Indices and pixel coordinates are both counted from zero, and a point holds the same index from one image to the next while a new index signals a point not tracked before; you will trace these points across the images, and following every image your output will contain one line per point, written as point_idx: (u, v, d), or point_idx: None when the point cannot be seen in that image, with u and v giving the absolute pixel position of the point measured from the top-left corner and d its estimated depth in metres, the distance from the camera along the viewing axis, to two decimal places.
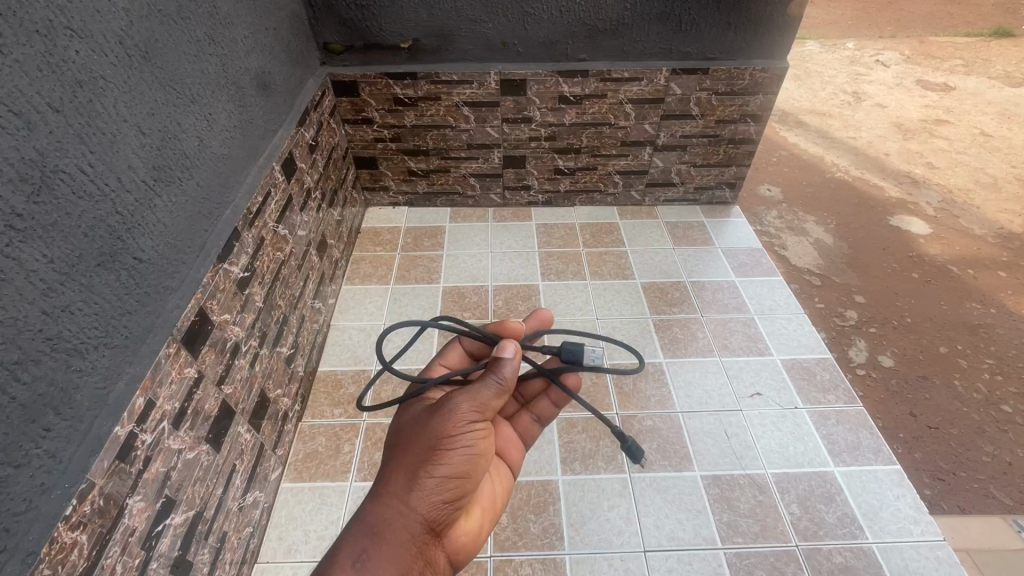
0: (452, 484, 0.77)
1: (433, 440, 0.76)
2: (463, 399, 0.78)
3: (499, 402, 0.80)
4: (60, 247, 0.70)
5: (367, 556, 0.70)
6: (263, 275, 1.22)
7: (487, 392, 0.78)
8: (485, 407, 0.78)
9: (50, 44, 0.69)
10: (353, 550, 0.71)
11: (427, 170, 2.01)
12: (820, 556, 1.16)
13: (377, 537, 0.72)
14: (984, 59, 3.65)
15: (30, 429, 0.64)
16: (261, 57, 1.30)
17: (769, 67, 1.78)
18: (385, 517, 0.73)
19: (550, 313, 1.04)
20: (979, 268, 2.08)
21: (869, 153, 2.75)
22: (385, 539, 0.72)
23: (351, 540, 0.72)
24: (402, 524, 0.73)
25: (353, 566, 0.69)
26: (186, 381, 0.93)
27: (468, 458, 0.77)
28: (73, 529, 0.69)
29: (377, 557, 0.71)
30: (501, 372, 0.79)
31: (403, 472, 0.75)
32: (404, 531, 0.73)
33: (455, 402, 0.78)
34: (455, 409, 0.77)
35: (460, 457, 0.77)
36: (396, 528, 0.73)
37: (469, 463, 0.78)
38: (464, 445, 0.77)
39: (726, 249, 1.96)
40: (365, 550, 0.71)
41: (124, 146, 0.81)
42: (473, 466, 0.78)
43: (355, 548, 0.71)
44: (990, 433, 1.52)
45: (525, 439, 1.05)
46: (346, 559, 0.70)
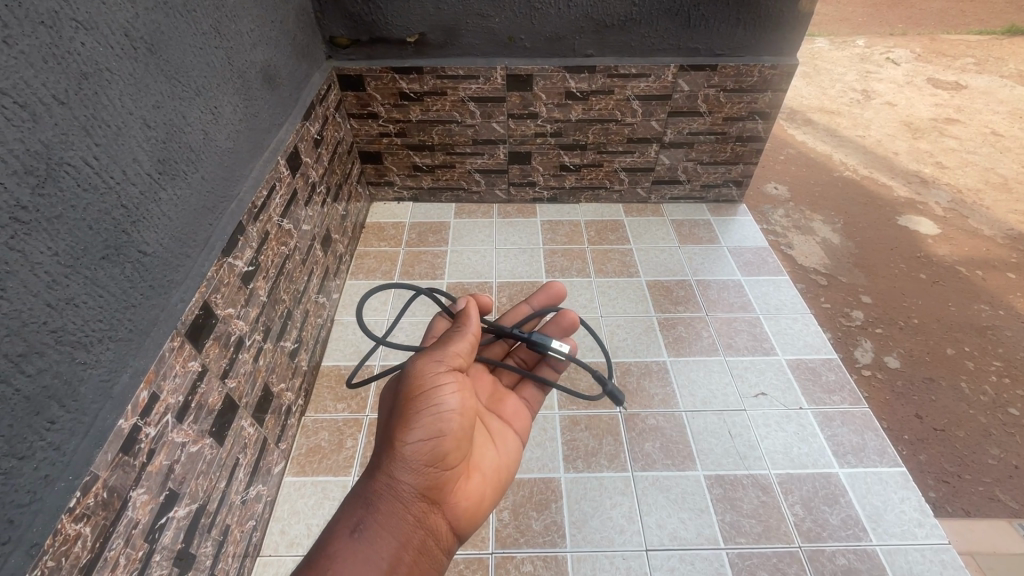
0: (431, 446, 0.78)
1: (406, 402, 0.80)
2: (429, 358, 0.85)
3: (466, 353, 0.90)
4: (65, 239, 0.70)
5: (363, 525, 0.74)
6: (267, 269, 1.22)
7: (459, 347, 0.89)
8: (451, 355, 0.87)
9: (56, 36, 0.69)
10: (350, 521, 0.75)
11: (432, 166, 2.01)
12: (823, 558, 1.15)
13: (369, 507, 0.75)
14: (996, 58, 3.60)
15: (34, 421, 0.64)
16: (267, 51, 1.30)
17: (778, 65, 1.76)
18: (376, 487, 0.76)
19: (559, 284, 1.21)
20: (988, 269, 2.06)
21: (877, 152, 2.72)
22: (378, 508, 0.75)
23: (347, 512, 0.76)
24: (392, 491, 0.76)
25: (351, 536, 0.73)
26: (190, 375, 0.93)
27: (441, 418, 0.79)
28: (76, 521, 0.69)
29: (372, 525, 0.74)
30: (464, 328, 0.92)
31: (386, 441, 0.79)
32: (393, 498, 0.76)
33: (421, 364, 0.84)
34: (422, 368, 0.83)
35: (433, 417, 0.79)
36: (385, 495, 0.76)
37: (443, 422, 0.79)
38: (438, 405, 0.79)
39: (732, 249, 1.94)
40: (361, 521, 0.74)
41: (130, 138, 0.81)
42: (451, 425, 0.80)
43: (352, 519, 0.75)
44: (996, 436, 1.51)
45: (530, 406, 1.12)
46: (344, 529, 0.74)
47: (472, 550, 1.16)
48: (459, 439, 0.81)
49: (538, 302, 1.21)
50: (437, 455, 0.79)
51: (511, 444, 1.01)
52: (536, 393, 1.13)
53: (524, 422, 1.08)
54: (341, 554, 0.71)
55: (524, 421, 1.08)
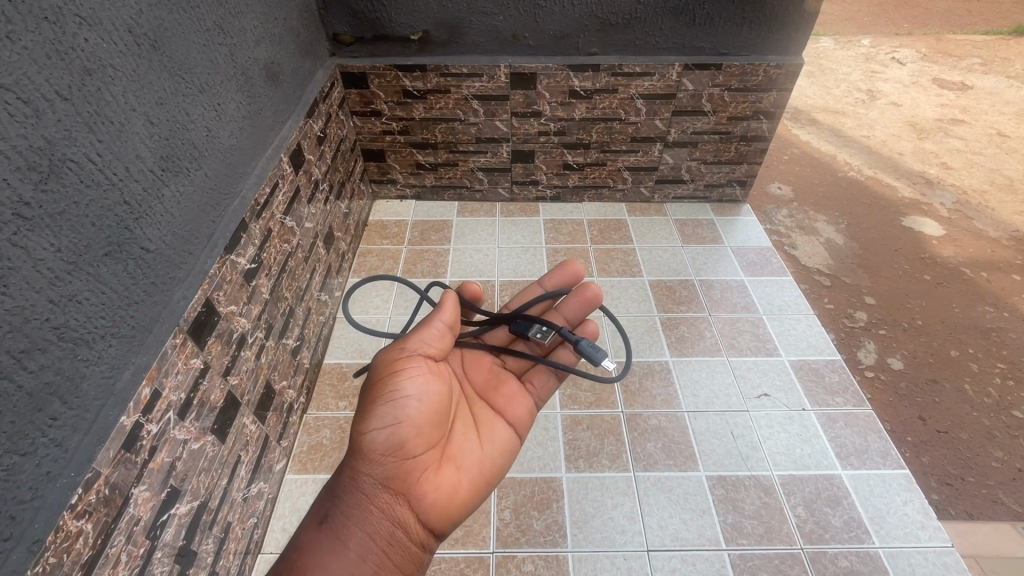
0: (388, 434, 0.82)
1: (367, 395, 0.87)
2: (390, 351, 0.93)
3: (433, 343, 0.96)
4: (68, 236, 0.69)
5: (330, 516, 0.79)
6: (270, 266, 1.22)
7: (424, 335, 0.96)
8: (415, 347, 0.93)
9: (59, 32, 0.69)
10: (319, 515, 0.80)
11: (435, 164, 2.00)
12: (825, 560, 1.15)
13: (334, 498, 0.80)
14: (1003, 58, 3.58)
15: (36, 417, 0.64)
16: (270, 47, 1.29)
17: (783, 64, 1.75)
18: (341, 480, 0.81)
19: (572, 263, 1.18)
20: (993, 270, 2.05)
21: (882, 152, 2.71)
22: (341, 499, 0.80)
23: (317, 508, 0.81)
24: (355, 481, 0.81)
25: (319, 528, 0.78)
26: (193, 371, 0.93)
27: (396, 405, 0.84)
28: (78, 518, 0.69)
29: (336, 516, 0.79)
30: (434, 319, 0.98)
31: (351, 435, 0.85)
32: (356, 488, 0.80)
33: (383, 357, 0.92)
34: (383, 363, 0.91)
35: (389, 405, 0.84)
36: (348, 486, 0.81)
37: (399, 408, 0.84)
38: (393, 393, 0.85)
39: (735, 249, 1.93)
40: (327, 514, 0.79)
41: (133, 135, 0.81)
42: (408, 409, 0.85)
43: (320, 514, 0.80)
44: (1000, 439, 1.50)
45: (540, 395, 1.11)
46: (314, 523, 0.79)
47: (473, 549, 1.16)
48: (419, 425, 0.85)
49: (552, 283, 1.19)
50: (397, 442, 0.83)
51: (500, 436, 1.00)
52: (548, 379, 1.12)
53: (519, 412, 1.05)
54: (309, 544, 0.76)
55: (521, 409, 1.06)
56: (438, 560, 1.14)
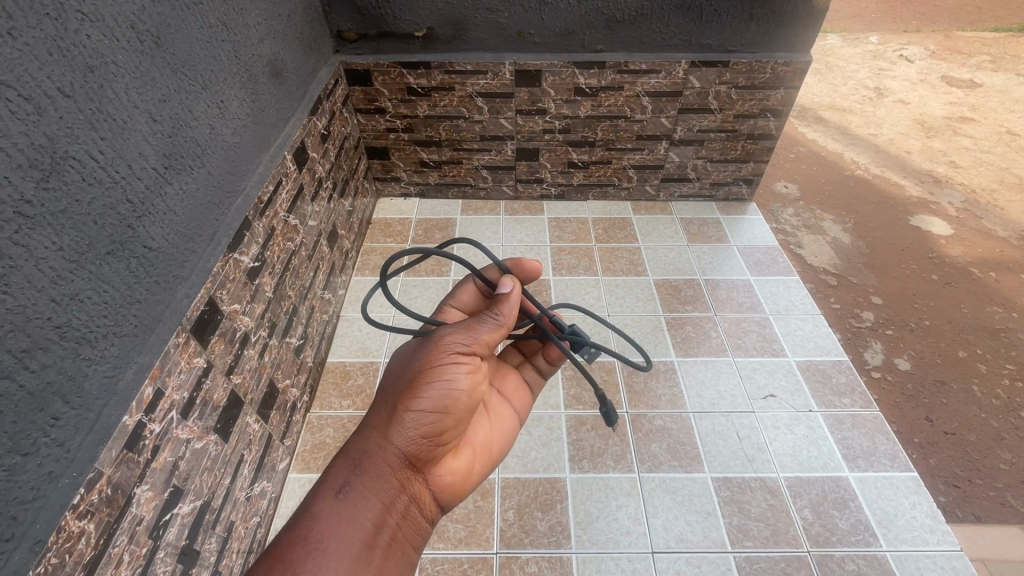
0: (432, 420, 0.78)
1: (416, 374, 0.78)
2: (452, 334, 0.82)
3: (494, 337, 0.85)
4: (70, 235, 0.69)
5: (348, 486, 0.73)
6: (273, 265, 1.22)
7: (483, 329, 0.84)
8: (477, 338, 0.82)
9: (61, 28, 0.68)
10: (335, 482, 0.73)
11: (439, 162, 1.99)
12: (832, 564, 1.14)
13: (358, 468, 0.74)
14: (1012, 56, 3.53)
15: (38, 417, 0.64)
16: (274, 44, 1.28)
17: (791, 61, 1.73)
18: (367, 449, 0.75)
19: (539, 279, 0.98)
20: (1002, 271, 2.02)
21: (890, 151, 2.68)
22: (366, 471, 0.74)
23: (334, 473, 0.74)
24: (384, 457, 0.75)
25: (335, 497, 0.72)
26: (195, 371, 0.92)
27: (449, 395, 0.78)
28: (80, 518, 0.69)
29: (358, 488, 0.73)
30: (498, 311, 0.85)
31: (384, 405, 0.78)
32: (382, 464, 0.75)
33: (446, 340, 0.81)
34: (443, 346, 0.80)
35: (442, 393, 0.78)
36: (374, 460, 0.75)
37: (450, 399, 0.78)
38: (445, 380, 0.78)
39: (741, 248, 1.92)
40: (347, 481, 0.73)
41: (136, 132, 0.80)
42: (457, 402, 0.79)
43: (338, 480, 0.73)
44: (1008, 441, 1.48)
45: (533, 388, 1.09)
46: (329, 490, 0.73)
47: (476, 549, 1.15)
48: (460, 416, 0.81)
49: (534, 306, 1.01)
50: (436, 429, 0.78)
51: (508, 422, 1.01)
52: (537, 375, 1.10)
53: (524, 401, 1.06)
54: (325, 513, 0.71)
55: (524, 399, 1.06)
56: (441, 560, 1.14)
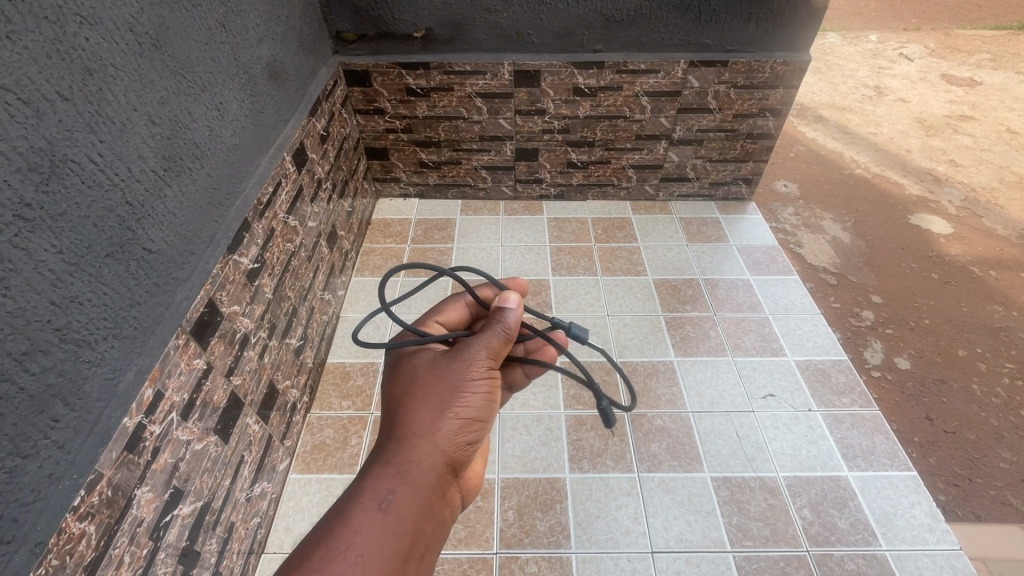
0: (469, 428, 0.77)
1: (451, 384, 0.77)
2: (476, 344, 0.80)
3: (507, 348, 0.83)
4: (69, 238, 0.69)
5: (392, 496, 0.69)
6: (273, 266, 1.22)
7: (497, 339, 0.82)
8: (497, 349, 0.81)
9: (60, 31, 0.69)
10: (378, 492, 0.68)
11: (438, 162, 1.99)
12: (832, 563, 1.14)
13: (400, 477, 0.70)
14: (1012, 54, 3.53)
15: (39, 420, 0.64)
16: (273, 46, 1.29)
17: (790, 60, 1.73)
18: (408, 457, 0.72)
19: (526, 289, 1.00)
20: (1002, 269, 2.02)
21: (890, 150, 2.68)
22: (411, 479, 0.70)
23: (373, 482, 0.69)
24: (425, 465, 0.72)
25: (378, 507, 0.67)
26: (195, 372, 0.93)
27: (482, 404, 0.78)
28: (81, 520, 0.69)
29: (401, 498, 0.69)
30: (507, 322, 0.83)
31: (419, 412, 0.75)
32: (425, 472, 0.72)
33: (471, 349, 0.79)
34: (471, 355, 0.79)
35: (477, 401, 0.78)
36: (419, 468, 0.72)
37: (482, 408, 0.78)
38: (481, 388, 0.78)
39: (741, 248, 1.92)
40: (390, 491, 0.69)
41: (135, 135, 0.81)
42: (489, 411, 0.79)
43: (381, 488, 0.68)
44: (1008, 440, 1.48)
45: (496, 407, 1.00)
46: (371, 500, 0.67)
47: (476, 549, 1.16)
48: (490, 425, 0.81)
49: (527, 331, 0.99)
50: (471, 437, 0.78)
51: None
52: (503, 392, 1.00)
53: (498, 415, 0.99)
54: (369, 525, 0.65)
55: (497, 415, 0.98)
56: (441, 560, 1.14)
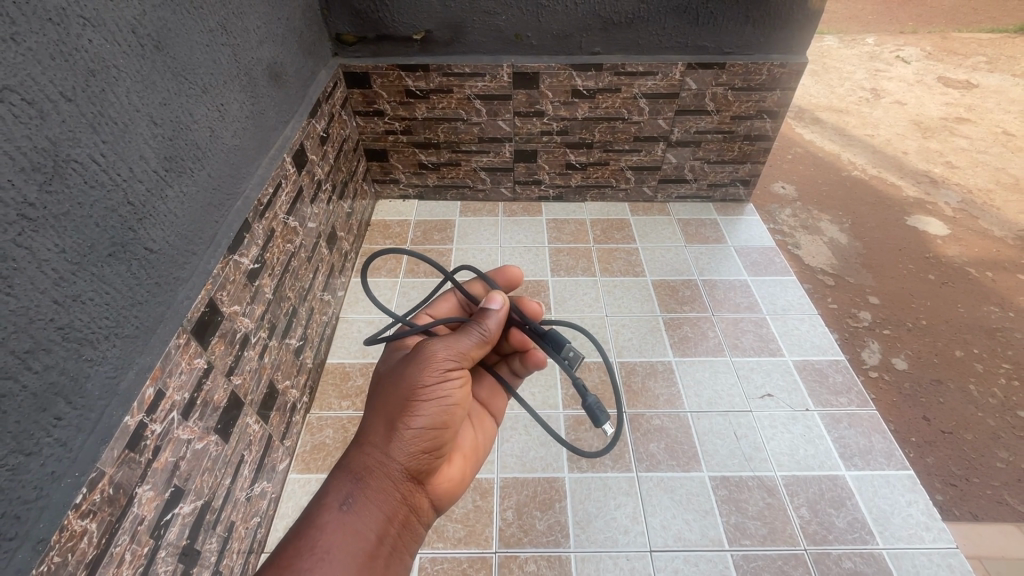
0: (434, 433, 0.77)
1: (410, 388, 0.75)
2: (440, 347, 0.78)
3: (481, 351, 0.81)
4: (72, 237, 0.70)
5: (352, 498, 0.71)
6: (273, 266, 1.22)
7: (468, 341, 0.80)
8: (463, 353, 0.79)
9: (63, 33, 0.69)
10: (339, 494, 0.71)
11: (437, 164, 2.00)
12: (829, 561, 1.15)
13: (360, 481, 0.72)
14: (1009, 57, 3.55)
15: (41, 417, 0.65)
16: (274, 48, 1.29)
17: (787, 63, 1.74)
18: (369, 461, 0.73)
19: (518, 273, 0.96)
20: (998, 270, 2.04)
21: (887, 152, 2.70)
22: (370, 483, 0.73)
23: (335, 485, 0.72)
24: (386, 470, 0.74)
25: (340, 509, 0.70)
26: (196, 372, 0.93)
27: (448, 409, 0.77)
28: (82, 517, 0.69)
29: (362, 501, 0.71)
30: (484, 325, 0.81)
31: (382, 419, 0.76)
32: (387, 476, 0.74)
33: (434, 352, 0.77)
34: (432, 361, 0.77)
35: (439, 407, 0.76)
36: (379, 473, 0.73)
37: (446, 414, 0.77)
38: (441, 395, 0.76)
39: (738, 248, 1.93)
40: (351, 493, 0.72)
41: (136, 136, 0.81)
42: (451, 417, 0.78)
43: (341, 492, 0.71)
44: (1005, 440, 1.49)
45: (493, 410, 1.02)
46: (333, 502, 0.71)
47: (475, 549, 1.16)
48: (454, 428, 0.80)
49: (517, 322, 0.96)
50: (437, 440, 0.77)
51: (487, 426, 1.00)
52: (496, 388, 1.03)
53: (500, 405, 1.03)
54: (329, 526, 0.68)
55: (501, 403, 1.03)
56: (440, 559, 1.14)
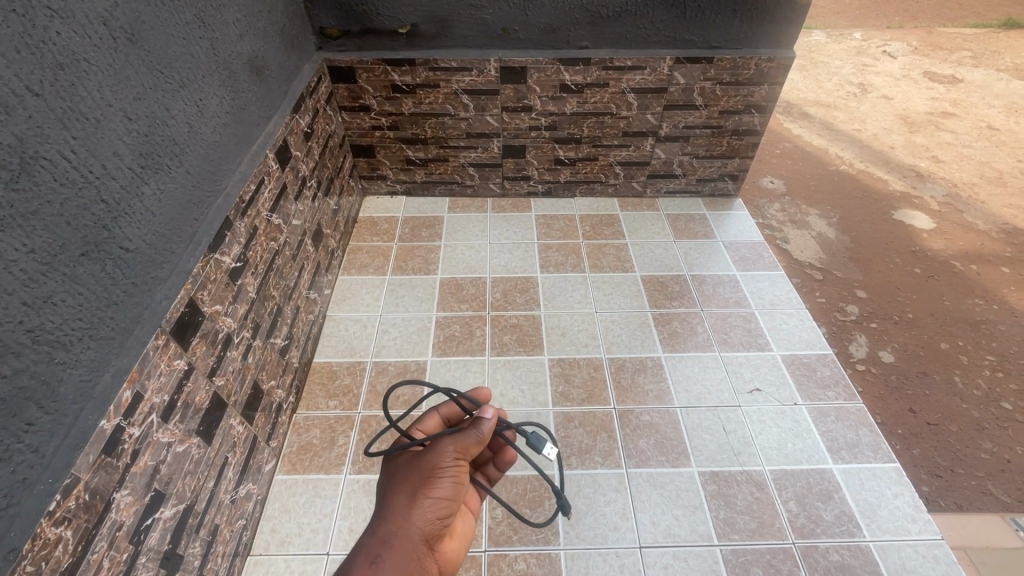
0: (450, 504, 0.77)
1: (427, 469, 0.78)
2: (449, 440, 0.81)
3: (481, 450, 0.83)
4: (41, 237, 0.67)
5: (380, 558, 0.69)
6: (256, 265, 1.20)
7: (472, 439, 0.81)
8: (471, 446, 0.81)
9: (29, 24, 0.67)
10: (367, 556, 0.69)
11: (425, 160, 1.98)
12: (817, 554, 1.15)
13: (386, 545, 0.71)
14: (993, 52, 3.59)
15: (11, 423, 0.63)
16: (255, 41, 1.27)
17: (775, 57, 1.74)
18: (392, 527, 0.73)
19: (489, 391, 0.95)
20: (982, 263, 2.06)
21: (873, 146, 2.71)
22: (394, 548, 0.71)
23: (362, 548, 0.70)
24: (408, 536, 0.72)
25: (366, 569, 0.67)
26: (176, 373, 0.91)
27: (461, 488, 0.79)
28: (56, 525, 0.68)
29: (388, 565, 0.69)
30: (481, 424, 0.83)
31: (402, 494, 0.76)
32: (407, 542, 0.72)
33: (441, 444, 0.80)
34: (443, 447, 0.80)
35: (454, 483, 0.78)
36: (401, 539, 0.72)
37: (459, 488, 0.78)
38: (454, 472, 0.78)
39: (727, 243, 1.93)
40: (379, 555, 0.69)
41: (109, 132, 0.79)
42: (462, 494, 0.79)
43: (371, 552, 0.69)
44: (989, 430, 1.51)
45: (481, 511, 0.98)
46: (361, 563, 0.68)
47: None
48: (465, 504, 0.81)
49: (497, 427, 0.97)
50: (454, 514, 0.78)
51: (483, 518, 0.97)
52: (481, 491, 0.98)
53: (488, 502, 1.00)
54: None
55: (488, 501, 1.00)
56: None
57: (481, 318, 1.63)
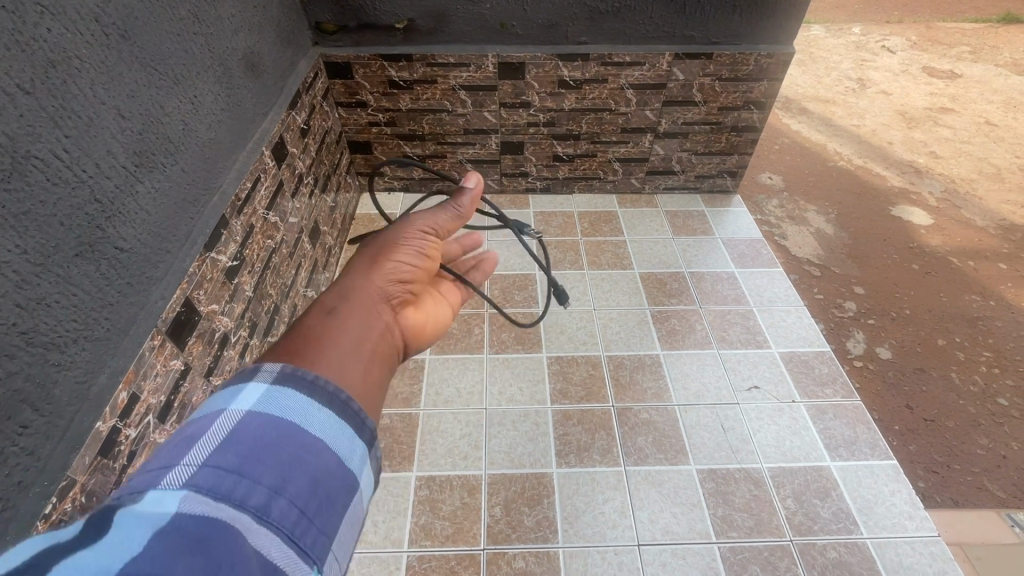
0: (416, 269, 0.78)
1: (392, 237, 0.80)
2: (420, 215, 0.86)
3: (453, 229, 0.89)
4: (34, 237, 0.67)
5: (337, 308, 0.64)
6: (253, 263, 1.19)
7: (444, 216, 0.88)
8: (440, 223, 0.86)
9: (19, 21, 0.65)
10: (323, 306, 0.64)
11: (422, 156, 1.97)
12: (814, 552, 1.16)
13: (345, 299, 0.67)
14: (991, 47, 3.58)
15: (7, 426, 0.62)
16: (250, 37, 1.25)
17: (774, 53, 1.73)
18: (353, 285, 0.70)
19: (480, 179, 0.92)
20: (979, 260, 2.06)
21: (872, 142, 2.71)
22: (354, 301, 0.67)
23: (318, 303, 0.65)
24: (370, 289, 0.71)
25: (324, 316, 0.62)
26: (172, 374, 0.91)
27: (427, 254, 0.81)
28: (53, 528, 0.67)
29: (348, 313, 0.65)
30: (457, 203, 0.90)
31: (364, 259, 0.75)
32: (371, 296, 0.70)
33: (410, 217, 0.85)
34: (410, 220, 0.84)
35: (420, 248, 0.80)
36: (363, 294, 0.69)
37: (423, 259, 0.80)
38: (418, 240, 0.81)
39: (726, 240, 1.93)
40: (338, 306, 0.65)
41: (102, 130, 0.78)
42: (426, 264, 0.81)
43: (326, 304, 0.65)
44: (985, 427, 1.51)
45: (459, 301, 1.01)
46: (318, 309, 0.63)
47: (463, 546, 1.15)
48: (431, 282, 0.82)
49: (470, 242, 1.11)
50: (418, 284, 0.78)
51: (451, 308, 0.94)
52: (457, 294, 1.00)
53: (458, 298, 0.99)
54: (314, 324, 0.60)
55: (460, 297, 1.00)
56: (428, 557, 1.14)
57: (479, 316, 1.63)
